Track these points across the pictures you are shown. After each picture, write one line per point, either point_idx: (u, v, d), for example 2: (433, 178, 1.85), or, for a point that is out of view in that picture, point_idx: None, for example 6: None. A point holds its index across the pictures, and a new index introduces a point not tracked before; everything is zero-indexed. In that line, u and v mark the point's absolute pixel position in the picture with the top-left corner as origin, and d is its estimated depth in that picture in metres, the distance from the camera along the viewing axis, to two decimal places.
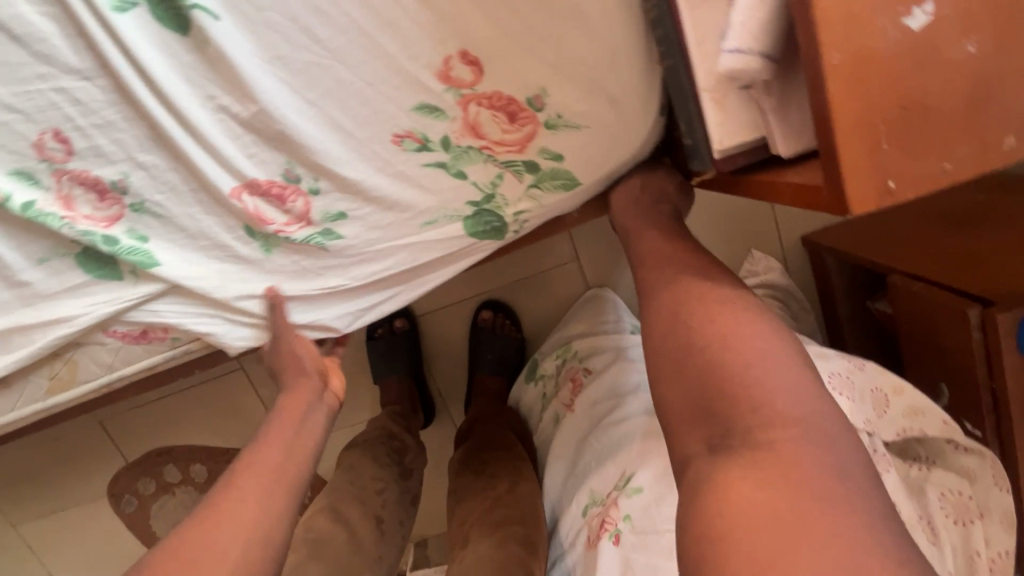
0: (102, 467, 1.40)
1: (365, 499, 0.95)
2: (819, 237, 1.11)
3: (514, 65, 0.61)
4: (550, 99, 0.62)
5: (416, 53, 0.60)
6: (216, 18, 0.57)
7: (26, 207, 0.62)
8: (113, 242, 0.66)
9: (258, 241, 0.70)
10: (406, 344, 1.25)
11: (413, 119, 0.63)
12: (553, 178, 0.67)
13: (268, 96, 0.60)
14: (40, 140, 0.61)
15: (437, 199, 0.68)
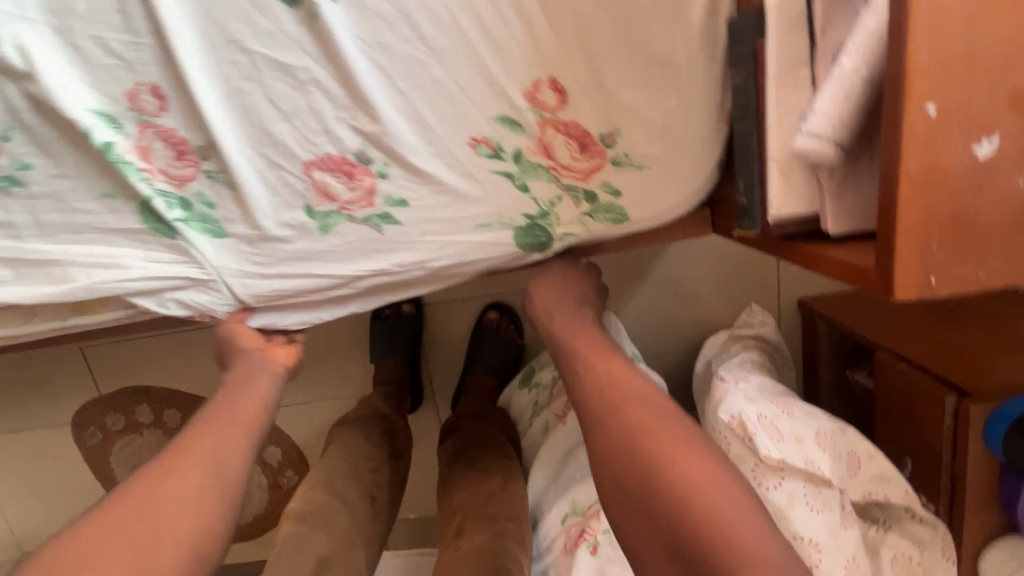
0: (73, 395, 1.37)
1: (358, 474, 0.98)
2: (815, 302, 1.19)
3: (595, 100, 0.65)
4: (621, 139, 0.67)
5: (511, 70, 0.64)
6: (332, 0, 0.62)
7: (106, 148, 0.67)
8: (187, 205, 0.72)
9: (317, 221, 0.72)
10: (408, 330, 1.28)
11: (492, 128, 0.67)
12: (606, 211, 0.71)
13: (363, 80, 0.64)
14: (135, 91, 0.66)
15: (496, 205, 0.71)
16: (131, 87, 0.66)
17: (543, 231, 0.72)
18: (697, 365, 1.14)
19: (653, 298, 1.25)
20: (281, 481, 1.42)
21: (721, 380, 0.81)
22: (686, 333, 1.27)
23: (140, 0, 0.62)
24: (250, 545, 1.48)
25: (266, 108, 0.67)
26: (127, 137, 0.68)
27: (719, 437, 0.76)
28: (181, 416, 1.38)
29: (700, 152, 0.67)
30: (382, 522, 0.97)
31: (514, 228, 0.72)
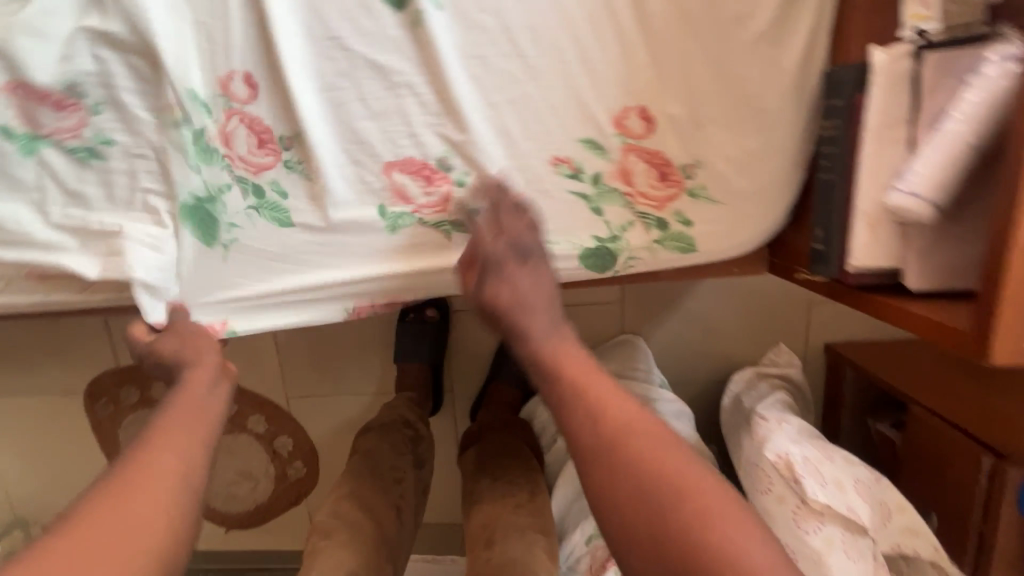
0: (90, 363, 1.36)
1: (382, 484, 0.98)
2: (843, 348, 1.20)
3: (679, 133, 0.68)
4: (700, 171, 0.70)
5: (603, 95, 0.68)
6: (439, 10, 0.64)
7: (194, 132, 0.67)
8: (261, 193, 0.72)
9: (386, 221, 0.72)
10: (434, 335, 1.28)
11: (575, 149, 0.70)
12: (676, 240, 0.72)
13: (457, 90, 0.66)
14: (228, 77, 0.68)
15: (567, 224, 0.72)
16: (224, 73, 0.67)
17: (610, 254, 0.73)
18: (724, 400, 1.15)
19: (681, 327, 1.27)
20: (289, 472, 1.41)
21: (761, 417, 0.83)
22: (711, 365, 1.28)
23: None
24: (249, 533, 1.47)
25: (357, 107, 0.68)
26: (212, 121, 0.69)
27: (762, 476, 0.77)
28: None
29: (773, 193, 0.69)
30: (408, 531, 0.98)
31: (582, 250, 0.73)
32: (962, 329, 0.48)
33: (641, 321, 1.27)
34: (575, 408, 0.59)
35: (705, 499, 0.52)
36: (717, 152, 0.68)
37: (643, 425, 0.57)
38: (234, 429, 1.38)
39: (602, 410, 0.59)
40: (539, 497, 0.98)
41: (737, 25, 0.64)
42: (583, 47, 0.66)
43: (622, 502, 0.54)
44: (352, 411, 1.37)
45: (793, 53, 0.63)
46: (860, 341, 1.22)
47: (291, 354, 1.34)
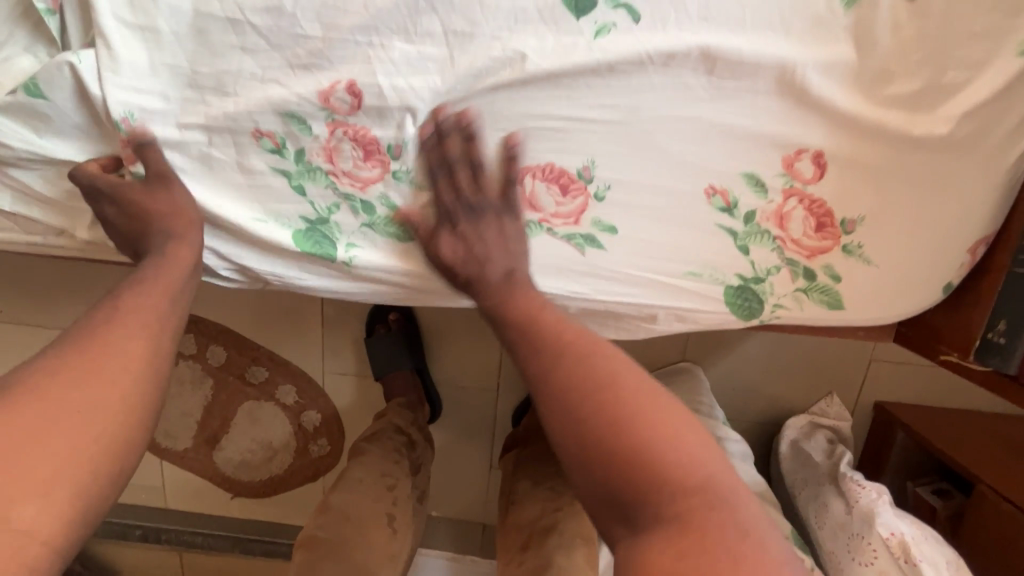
0: None
1: (375, 496, 1.02)
2: (894, 408, 1.21)
3: (850, 186, 0.66)
4: (860, 228, 0.67)
5: (781, 138, 0.65)
6: (636, 21, 0.61)
7: (299, 155, 0.68)
8: (372, 209, 0.70)
9: (575, 241, 0.69)
10: (407, 337, 1.23)
11: (735, 182, 0.66)
12: (820, 292, 0.69)
13: (647, 106, 0.64)
14: (332, 89, 0.65)
15: (714, 260, 0.69)
16: (329, 85, 0.65)
17: (756, 298, 0.69)
18: (781, 446, 1.14)
19: (744, 363, 1.24)
20: (310, 448, 1.35)
21: (861, 485, 0.82)
22: (761, 406, 1.27)
23: None
24: (256, 503, 1.40)
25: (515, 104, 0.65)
26: (315, 138, 0.67)
27: (866, 546, 0.76)
28: (227, 355, 1.29)
29: (941, 267, 0.67)
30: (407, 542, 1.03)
31: (724, 285, 0.69)
32: None
33: (703, 351, 1.24)
34: (529, 364, 0.53)
35: (637, 394, 0.49)
36: (883, 210, 0.66)
37: (581, 337, 0.53)
38: (261, 397, 1.31)
39: (567, 364, 0.51)
40: (579, 504, 0.98)
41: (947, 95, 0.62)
42: (781, 90, 0.63)
43: (555, 408, 0.50)
44: (377, 394, 1.31)
45: (1002, 133, 0.61)
46: (909, 403, 1.23)
47: (334, 329, 1.27)
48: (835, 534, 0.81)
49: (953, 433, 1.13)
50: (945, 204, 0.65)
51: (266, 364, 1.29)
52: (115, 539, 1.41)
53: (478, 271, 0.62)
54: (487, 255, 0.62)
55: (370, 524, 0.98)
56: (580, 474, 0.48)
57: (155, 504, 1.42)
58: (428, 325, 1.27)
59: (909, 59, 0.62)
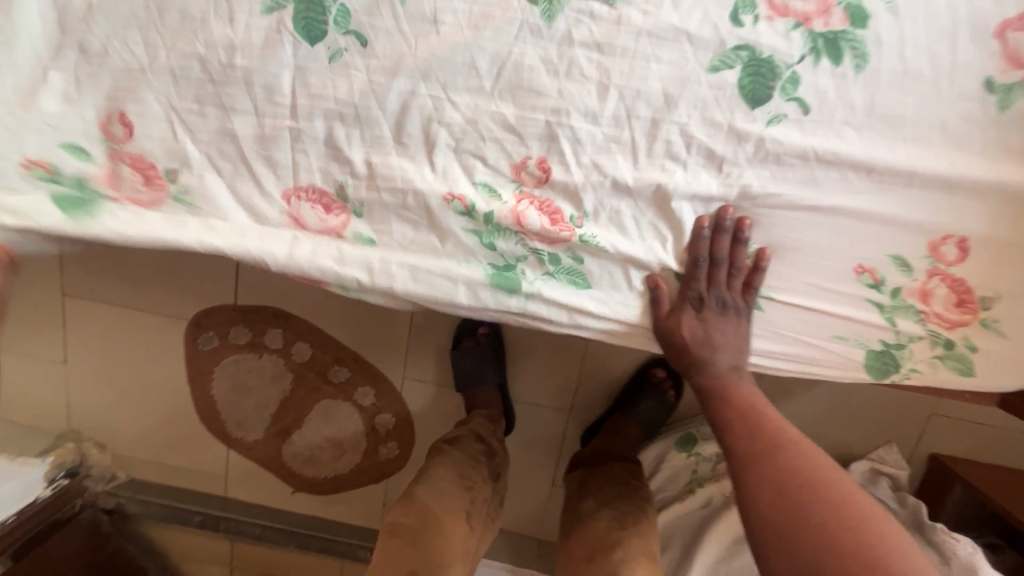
0: (208, 293, 1.29)
1: (454, 495, 1.04)
2: (949, 460, 1.27)
3: (995, 270, 0.69)
4: (997, 305, 0.70)
5: (928, 222, 0.67)
6: (805, 113, 0.65)
7: (489, 216, 0.71)
8: (557, 261, 0.73)
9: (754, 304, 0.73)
10: (495, 351, 1.27)
11: (884, 262, 0.69)
12: (957, 360, 0.72)
13: (814, 193, 0.67)
14: (523, 163, 0.70)
15: (859, 329, 0.72)
16: (520, 160, 0.70)
17: (895, 362, 0.73)
18: None
19: (810, 406, 1.30)
20: (381, 450, 1.37)
21: (956, 538, 0.87)
22: (822, 449, 1.32)
23: (647, 43, 0.64)
24: (315, 498, 1.42)
25: (688, 172, 0.68)
26: (504, 204, 0.71)
27: None
28: (311, 354, 1.31)
29: None
30: (483, 536, 1.06)
31: (868, 350, 0.73)
32: None
33: (774, 392, 1.29)
34: (743, 448, 0.71)
35: (847, 499, 0.62)
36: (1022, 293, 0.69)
37: (799, 441, 0.70)
38: (339, 396, 1.34)
39: (778, 458, 0.68)
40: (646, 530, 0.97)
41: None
42: (944, 186, 0.66)
43: (773, 489, 0.65)
44: (454, 402, 1.34)
45: None
46: (964, 458, 1.29)
47: (422, 337, 1.30)
48: None
49: (1009, 490, 1.19)
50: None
51: (348, 365, 1.32)
52: (169, 523, 1.42)
53: (708, 361, 0.75)
54: (718, 351, 0.74)
55: (449, 518, 1.00)
56: (787, 554, 0.60)
57: (213, 491, 1.43)
58: (512, 342, 1.31)
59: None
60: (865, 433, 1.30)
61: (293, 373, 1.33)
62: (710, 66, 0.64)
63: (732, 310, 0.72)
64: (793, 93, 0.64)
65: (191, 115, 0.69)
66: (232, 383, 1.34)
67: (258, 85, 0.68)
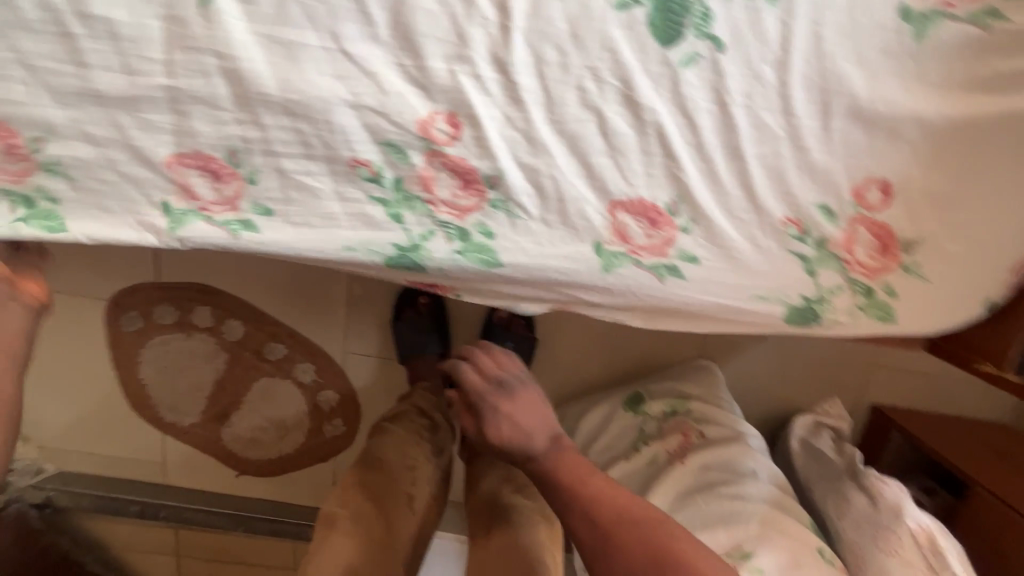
0: (124, 272, 1.20)
1: (394, 475, 0.98)
2: (890, 412, 1.29)
3: (916, 214, 0.67)
4: (919, 249, 0.69)
5: (854, 165, 0.65)
6: (721, 52, 0.61)
7: (397, 184, 0.67)
8: (467, 237, 0.69)
9: (601, 258, 0.69)
10: (436, 321, 1.23)
11: (809, 212, 0.67)
12: (878, 308, 0.71)
13: (736, 142, 0.64)
14: (431, 120, 0.64)
15: (782, 282, 0.70)
16: (429, 115, 0.64)
17: (816, 314, 0.71)
18: (791, 443, 1.21)
19: (755, 363, 1.30)
20: (325, 428, 1.32)
21: (884, 482, 0.87)
22: (767, 407, 1.34)
23: None
24: (261, 483, 1.37)
25: (601, 124, 0.63)
26: (412, 166, 0.66)
27: (892, 537, 0.82)
28: (244, 331, 1.25)
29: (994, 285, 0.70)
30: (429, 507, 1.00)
31: (789, 307, 0.71)
32: None
33: (718, 351, 1.29)
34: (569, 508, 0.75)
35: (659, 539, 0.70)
36: (945, 234, 0.68)
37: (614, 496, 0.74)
38: (277, 374, 1.28)
39: (599, 514, 0.73)
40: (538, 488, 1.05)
41: (1015, 133, 0.63)
42: (865, 125, 0.63)
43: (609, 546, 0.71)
44: (398, 376, 1.29)
45: None
46: (903, 409, 1.32)
47: (360, 310, 1.25)
48: (858, 526, 0.87)
49: (945, 437, 1.23)
50: (1002, 232, 0.67)
51: (285, 342, 1.26)
52: (106, 515, 1.35)
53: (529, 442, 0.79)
54: (528, 433, 0.79)
55: (392, 503, 0.94)
56: None
57: (153, 480, 1.37)
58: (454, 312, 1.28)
59: (987, 101, 0.63)
60: (808, 387, 1.32)
61: (227, 352, 1.26)
62: (617, 3, 0.60)
63: (512, 386, 0.85)
64: (708, 30, 0.60)
65: (47, 74, 0.61)
66: (162, 364, 1.27)
67: (124, 37, 0.60)
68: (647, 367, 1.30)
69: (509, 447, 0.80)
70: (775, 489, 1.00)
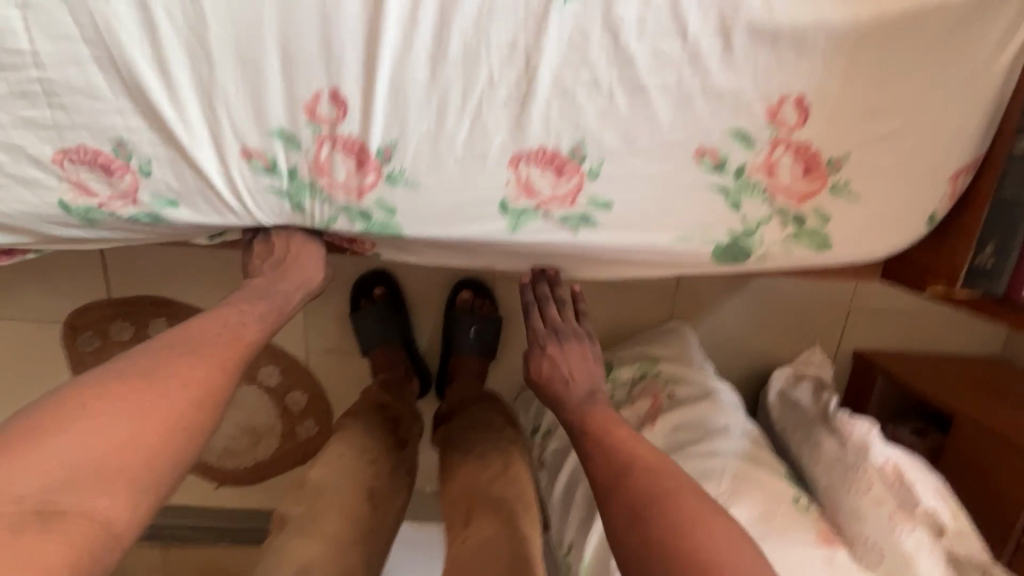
0: (77, 291, 1.20)
1: (354, 471, 0.93)
2: (874, 356, 1.25)
3: (839, 128, 0.63)
4: (847, 165, 0.65)
5: (763, 85, 0.62)
6: None
7: (290, 173, 0.65)
8: (369, 216, 0.67)
9: (508, 217, 0.68)
10: (394, 308, 1.20)
11: (723, 140, 0.64)
12: (811, 237, 0.68)
13: (633, 74, 0.61)
14: (315, 100, 0.62)
15: (708, 215, 0.67)
16: (313, 95, 0.62)
17: (745, 249, 0.69)
18: (769, 397, 1.18)
19: (729, 319, 1.27)
20: (298, 430, 1.30)
21: (852, 421, 0.84)
22: (747, 364, 1.29)
23: None
24: (242, 493, 1.35)
25: (490, 67, 0.61)
26: (304, 154, 0.64)
27: (861, 476, 0.80)
28: None
29: (925, 200, 0.67)
30: (389, 518, 0.93)
31: (714, 245, 0.69)
32: None
33: (689, 311, 1.26)
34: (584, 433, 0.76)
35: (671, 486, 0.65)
36: (876, 150, 0.64)
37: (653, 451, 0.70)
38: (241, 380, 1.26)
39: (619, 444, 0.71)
40: (512, 471, 1.00)
41: (922, 30, 0.60)
42: (767, 40, 0.60)
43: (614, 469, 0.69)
44: (364, 368, 1.27)
45: (992, 68, 0.62)
46: (886, 351, 1.28)
47: (318, 304, 1.23)
48: (830, 469, 0.85)
49: (931, 375, 1.18)
50: (929, 140, 0.64)
51: None
52: None
53: (565, 388, 0.82)
54: (564, 378, 0.83)
55: (352, 501, 0.89)
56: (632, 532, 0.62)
57: None
58: (414, 300, 1.25)
59: (886, 0, 0.60)
60: (786, 338, 1.28)
61: None
62: None
63: (567, 334, 0.88)
64: None
65: None
66: None
67: None
68: (617, 334, 1.27)
69: (546, 385, 0.85)
70: (749, 443, 0.96)
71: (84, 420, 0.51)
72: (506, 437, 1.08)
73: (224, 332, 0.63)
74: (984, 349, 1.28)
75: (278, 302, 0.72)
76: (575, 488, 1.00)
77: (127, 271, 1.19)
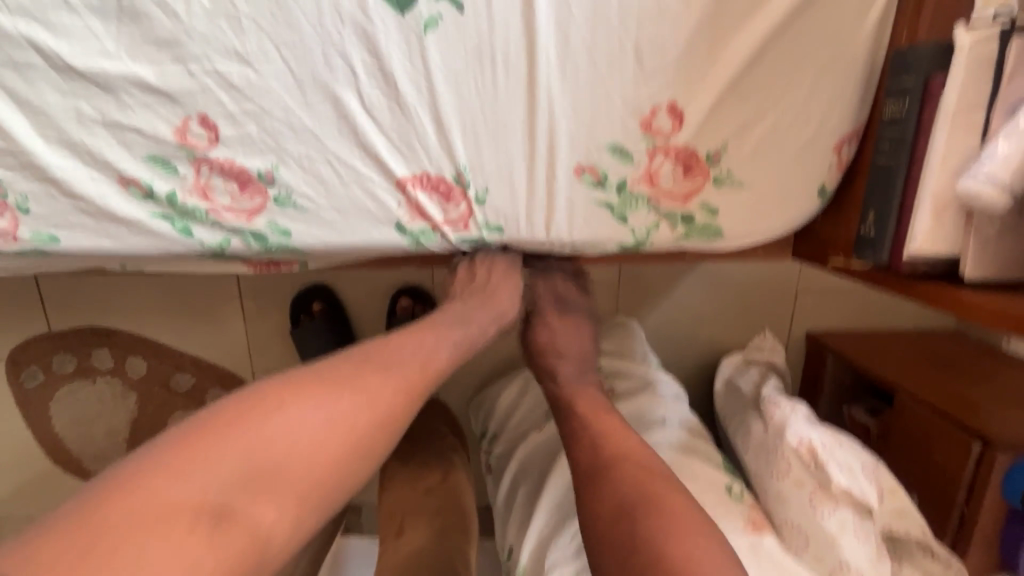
0: (17, 328, 1.19)
1: None
2: (824, 337, 1.24)
3: (713, 108, 0.63)
4: (725, 156, 0.65)
5: (630, 67, 0.61)
6: None
7: (172, 199, 0.64)
8: (261, 237, 0.67)
9: (407, 238, 0.67)
10: (334, 321, 1.18)
11: (601, 157, 0.64)
12: (703, 231, 0.68)
13: (497, 77, 0.62)
14: (186, 126, 0.62)
15: (593, 206, 0.66)
16: (182, 122, 0.62)
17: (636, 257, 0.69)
18: (717, 384, 1.15)
19: (680, 305, 1.24)
20: None
21: (777, 403, 0.84)
22: (700, 355, 1.28)
23: None
24: None
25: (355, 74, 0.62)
26: (184, 178, 0.64)
27: (781, 459, 0.79)
28: (146, 368, 1.22)
29: (813, 173, 0.66)
30: None
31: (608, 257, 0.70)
32: (977, 299, 0.52)
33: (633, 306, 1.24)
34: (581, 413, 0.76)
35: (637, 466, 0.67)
36: (752, 122, 0.64)
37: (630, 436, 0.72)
38: (190, 405, 1.25)
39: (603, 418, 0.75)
40: (451, 479, 0.99)
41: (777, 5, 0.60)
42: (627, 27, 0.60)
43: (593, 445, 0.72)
44: None
45: (855, 36, 0.61)
46: (839, 332, 1.26)
47: (260, 323, 1.22)
48: (757, 453, 0.85)
49: (880, 351, 1.17)
50: (804, 111, 0.64)
51: (190, 370, 1.23)
52: None
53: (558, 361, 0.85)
54: (561, 351, 0.87)
55: None
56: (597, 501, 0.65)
57: None
58: (355, 313, 1.24)
59: None
60: (738, 322, 1.26)
61: (133, 390, 1.23)
62: None
63: (571, 303, 0.91)
64: None
65: None
66: (73, 415, 1.23)
67: None
68: None
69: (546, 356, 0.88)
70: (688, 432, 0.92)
71: (283, 410, 0.53)
72: (446, 447, 1.07)
73: (411, 355, 0.64)
74: (937, 325, 1.27)
75: (472, 328, 0.74)
76: (517, 492, 0.98)
77: (65, 302, 1.19)
